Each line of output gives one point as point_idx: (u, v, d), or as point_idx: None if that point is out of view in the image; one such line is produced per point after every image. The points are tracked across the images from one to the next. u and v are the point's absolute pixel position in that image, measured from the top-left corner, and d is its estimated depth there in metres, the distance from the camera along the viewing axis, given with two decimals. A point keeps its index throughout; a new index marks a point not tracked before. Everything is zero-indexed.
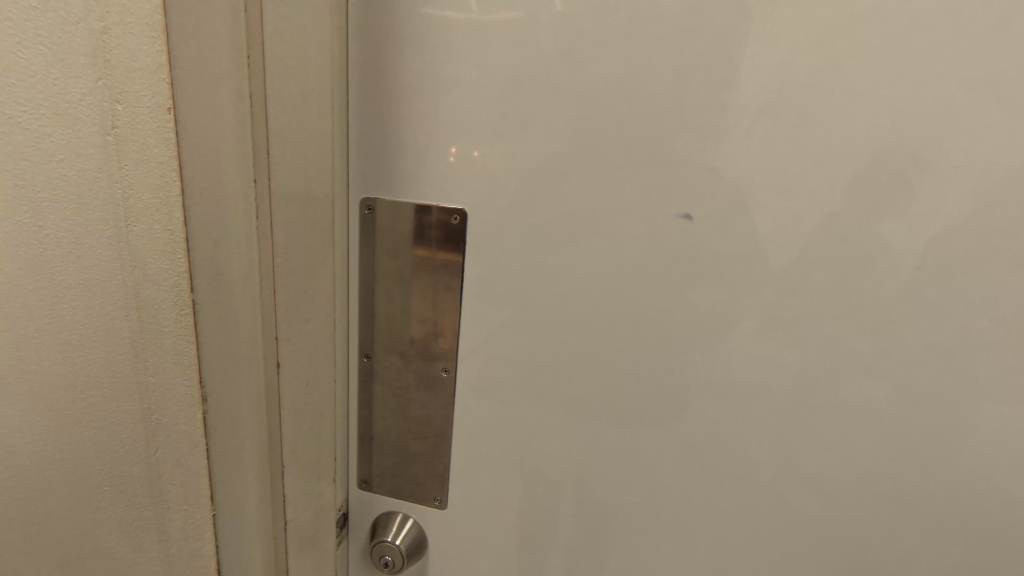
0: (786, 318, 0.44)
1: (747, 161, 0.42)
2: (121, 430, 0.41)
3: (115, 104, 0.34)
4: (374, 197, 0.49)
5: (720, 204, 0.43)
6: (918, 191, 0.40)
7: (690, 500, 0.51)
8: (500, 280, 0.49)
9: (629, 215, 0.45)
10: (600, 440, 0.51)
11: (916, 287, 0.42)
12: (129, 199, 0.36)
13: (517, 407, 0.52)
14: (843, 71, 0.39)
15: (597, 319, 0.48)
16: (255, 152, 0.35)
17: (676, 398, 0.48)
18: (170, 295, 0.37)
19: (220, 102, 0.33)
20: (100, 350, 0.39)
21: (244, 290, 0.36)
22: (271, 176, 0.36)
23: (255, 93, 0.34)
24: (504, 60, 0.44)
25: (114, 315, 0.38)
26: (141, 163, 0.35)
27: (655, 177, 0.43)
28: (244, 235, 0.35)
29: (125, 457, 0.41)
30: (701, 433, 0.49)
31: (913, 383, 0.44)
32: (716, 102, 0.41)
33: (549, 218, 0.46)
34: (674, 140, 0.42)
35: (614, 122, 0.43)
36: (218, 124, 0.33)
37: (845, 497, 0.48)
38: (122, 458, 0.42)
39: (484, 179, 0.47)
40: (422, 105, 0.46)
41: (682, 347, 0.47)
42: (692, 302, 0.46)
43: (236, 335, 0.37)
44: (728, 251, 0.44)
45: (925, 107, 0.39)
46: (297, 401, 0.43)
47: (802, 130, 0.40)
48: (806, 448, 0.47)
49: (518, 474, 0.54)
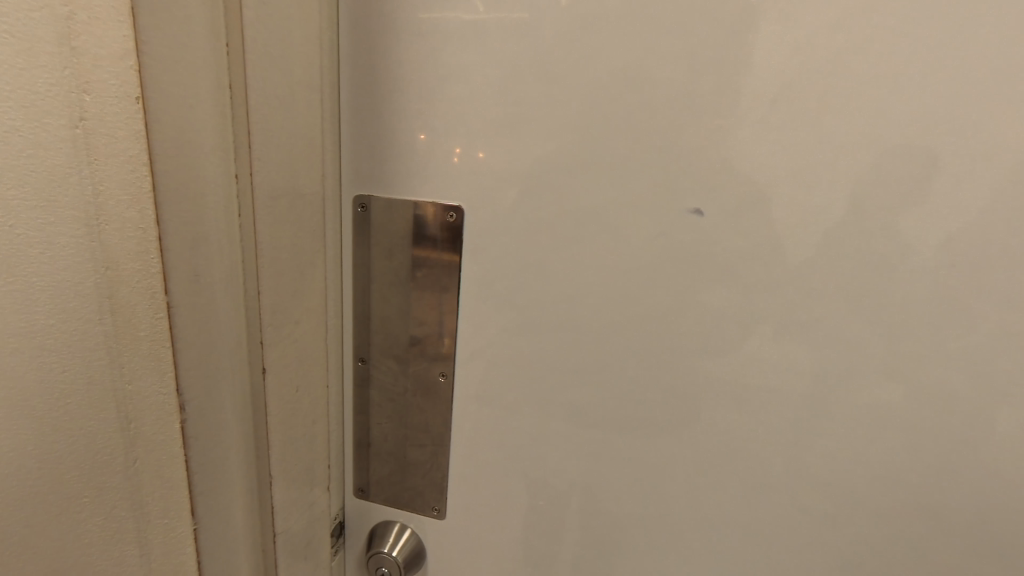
0: (804, 319, 0.41)
1: (760, 151, 0.39)
2: (98, 439, 0.39)
3: (83, 95, 0.32)
4: (368, 195, 0.47)
5: (732, 199, 0.40)
6: (948, 182, 0.37)
7: (700, 509, 0.48)
8: (498, 279, 0.47)
9: (634, 212, 0.42)
10: (605, 451, 0.49)
11: (945, 286, 0.39)
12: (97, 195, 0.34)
13: (518, 414, 0.50)
14: (867, 52, 0.36)
15: (601, 321, 0.45)
16: (237, 145, 0.33)
17: (686, 405, 0.46)
18: (147, 297, 0.35)
19: (197, 90, 0.31)
20: (73, 355, 0.37)
21: (226, 291, 0.35)
22: (254, 172, 0.34)
23: (237, 82, 0.33)
24: (500, 48, 0.41)
25: (93, 317, 0.37)
26: (113, 158, 0.33)
27: (663, 170, 0.41)
28: (225, 234, 0.34)
29: (110, 464, 0.40)
30: (711, 441, 0.46)
31: (941, 390, 0.41)
32: (727, 89, 0.38)
33: (550, 216, 0.44)
34: (683, 131, 0.40)
35: (617, 114, 0.41)
36: (195, 114, 0.31)
37: (868, 510, 0.45)
38: (101, 467, 0.40)
39: (481, 173, 0.45)
40: (416, 99, 0.44)
41: (692, 350, 0.44)
42: (704, 303, 0.43)
43: (216, 340, 0.35)
44: (741, 248, 0.41)
45: (959, 90, 0.35)
46: (285, 405, 0.41)
47: (822, 117, 0.38)
48: (825, 456, 0.44)
49: (520, 483, 0.52)
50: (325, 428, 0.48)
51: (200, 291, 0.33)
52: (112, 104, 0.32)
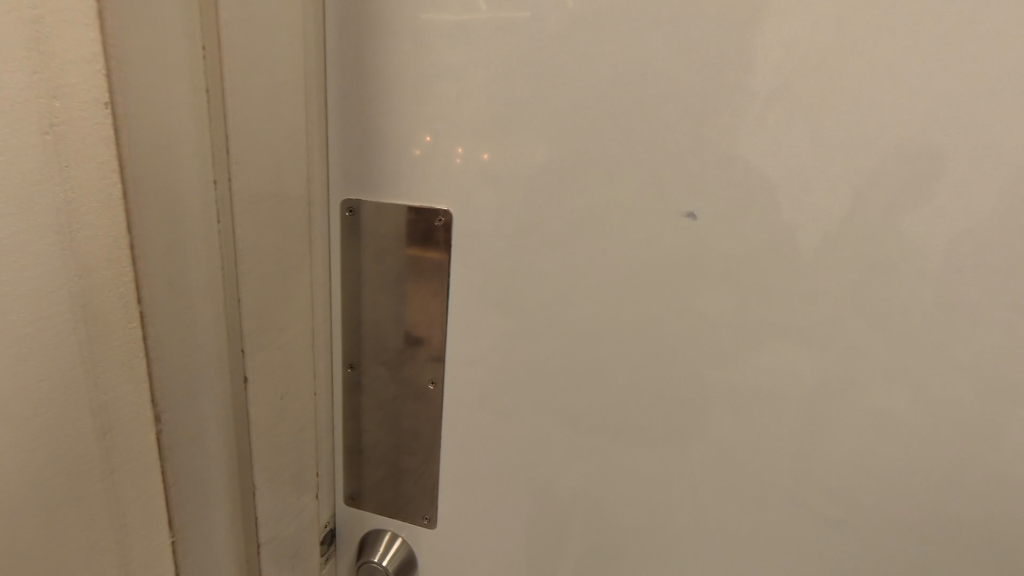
0: (802, 325, 0.40)
1: (756, 152, 0.38)
2: (74, 472, 0.35)
3: (54, 99, 0.31)
4: (356, 199, 0.46)
5: (726, 202, 0.39)
6: (953, 184, 0.36)
7: (696, 520, 0.47)
8: (487, 285, 0.46)
9: (626, 215, 0.41)
10: (600, 459, 0.48)
11: (950, 291, 0.37)
12: (70, 201, 0.33)
13: (509, 421, 0.49)
14: (867, 48, 0.35)
15: (592, 327, 0.44)
16: (214, 151, 0.33)
17: (681, 413, 0.44)
18: (120, 303, 0.35)
19: (171, 95, 0.31)
20: (43, 380, 0.33)
21: (205, 298, 0.35)
22: (231, 178, 0.34)
23: (213, 87, 0.32)
24: (488, 48, 0.41)
25: (68, 334, 0.34)
26: (86, 161, 0.33)
27: (656, 171, 0.40)
28: (204, 240, 0.34)
29: (59, 510, 0.35)
30: (707, 450, 0.45)
31: (947, 399, 0.39)
32: (721, 87, 0.37)
33: (540, 220, 0.43)
34: (676, 132, 0.39)
35: (609, 114, 0.40)
36: (171, 121, 0.31)
37: (875, 522, 0.43)
38: (78, 503, 0.36)
39: (469, 177, 0.44)
40: (404, 100, 0.43)
41: (686, 357, 0.43)
42: (698, 309, 0.42)
43: (194, 348, 0.35)
44: (737, 253, 0.40)
45: (964, 88, 0.34)
46: (271, 413, 0.41)
47: (820, 117, 0.36)
48: (826, 467, 0.43)
49: (512, 492, 0.51)
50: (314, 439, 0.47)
51: (177, 299, 0.33)
52: (86, 109, 0.32)
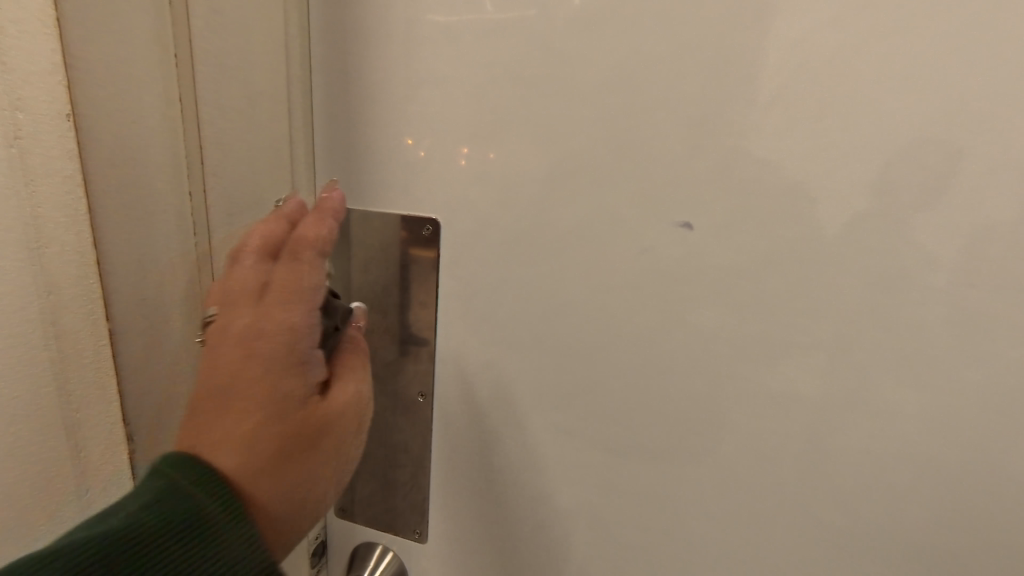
0: (803, 340, 0.38)
1: (753, 160, 0.36)
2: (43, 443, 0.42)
3: (17, 120, 0.37)
4: (344, 208, 0.45)
5: (723, 212, 0.37)
6: (967, 193, 0.33)
7: (693, 541, 0.45)
8: (476, 295, 0.45)
9: (618, 226, 0.40)
10: (592, 475, 0.46)
11: (963, 306, 0.35)
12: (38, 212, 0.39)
13: (500, 435, 0.48)
14: (873, 49, 0.33)
15: (584, 340, 0.43)
16: (190, 163, 0.39)
17: (676, 430, 0.43)
18: (84, 300, 0.41)
19: (145, 113, 0.37)
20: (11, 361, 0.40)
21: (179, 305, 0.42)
22: (206, 188, 0.40)
23: (185, 107, 0.38)
24: (475, 52, 0.39)
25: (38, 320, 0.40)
26: (50, 177, 0.38)
27: (650, 180, 0.38)
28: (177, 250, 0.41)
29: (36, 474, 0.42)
30: (704, 468, 0.43)
31: (960, 419, 0.37)
32: (717, 91, 0.36)
33: (530, 230, 0.42)
34: (669, 138, 0.37)
35: (601, 119, 0.38)
36: (139, 138, 0.38)
37: (884, 546, 0.41)
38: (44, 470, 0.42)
39: (457, 185, 0.42)
40: (389, 105, 0.42)
41: (681, 372, 0.41)
42: (693, 323, 0.40)
43: (168, 350, 0.42)
44: (734, 265, 0.38)
45: (978, 90, 0.32)
46: None
47: (822, 122, 0.34)
48: (829, 489, 0.41)
49: (504, 507, 0.50)
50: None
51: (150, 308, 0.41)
52: (49, 126, 0.38)
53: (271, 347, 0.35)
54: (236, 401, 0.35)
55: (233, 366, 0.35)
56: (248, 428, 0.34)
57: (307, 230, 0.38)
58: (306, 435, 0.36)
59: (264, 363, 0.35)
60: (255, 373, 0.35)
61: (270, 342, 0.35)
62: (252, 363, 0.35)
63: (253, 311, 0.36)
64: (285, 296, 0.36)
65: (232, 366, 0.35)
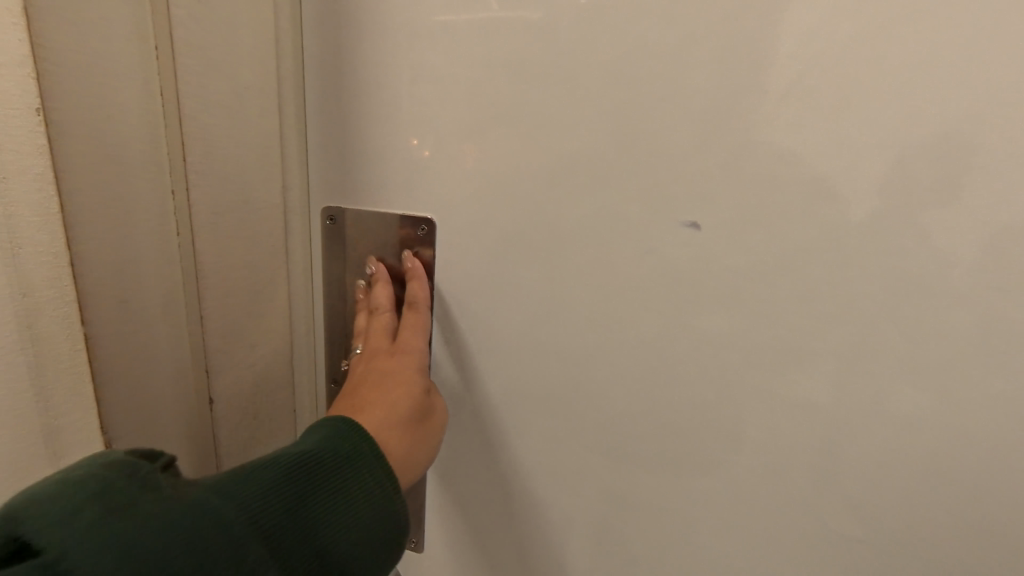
0: (816, 347, 0.36)
1: (764, 157, 0.34)
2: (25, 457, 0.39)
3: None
4: (337, 206, 0.43)
5: (730, 211, 0.35)
6: (997, 191, 0.31)
7: (698, 556, 0.43)
8: (472, 298, 0.43)
9: (620, 226, 0.38)
10: (594, 486, 0.44)
11: (990, 313, 0.33)
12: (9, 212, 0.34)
13: (497, 442, 0.46)
14: (895, 38, 0.30)
15: (584, 345, 0.41)
16: (170, 161, 0.37)
17: (680, 439, 0.41)
18: (56, 306, 0.37)
19: (122, 103, 0.35)
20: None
21: (160, 303, 0.40)
22: (189, 186, 0.38)
23: (167, 105, 0.37)
24: (471, 46, 0.38)
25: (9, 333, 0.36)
26: (20, 174, 0.34)
27: (654, 178, 0.36)
28: (158, 247, 0.39)
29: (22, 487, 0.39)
30: (709, 480, 0.41)
31: (987, 434, 0.35)
32: (726, 84, 0.34)
33: (528, 231, 0.40)
34: (675, 134, 0.35)
35: (602, 114, 0.36)
36: (116, 128, 0.35)
37: (906, 568, 0.38)
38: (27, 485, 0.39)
39: (452, 185, 0.41)
40: (383, 101, 0.40)
41: (687, 379, 0.39)
42: (699, 328, 0.38)
43: (150, 350, 0.40)
44: (742, 268, 0.36)
45: (1011, 81, 0.29)
46: (240, 416, 0.44)
47: (838, 116, 0.32)
48: (842, 505, 0.39)
49: (501, 516, 0.48)
50: (293, 438, 0.49)
51: (131, 308, 0.39)
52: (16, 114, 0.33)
53: (413, 364, 0.41)
54: (378, 398, 0.38)
55: (376, 376, 0.40)
56: (389, 415, 0.37)
57: (415, 292, 0.43)
58: (434, 435, 0.41)
59: (404, 375, 0.40)
60: (397, 379, 0.40)
61: (411, 364, 0.41)
62: (397, 373, 0.40)
63: (388, 350, 0.42)
64: (416, 335, 0.42)
65: (378, 374, 0.40)
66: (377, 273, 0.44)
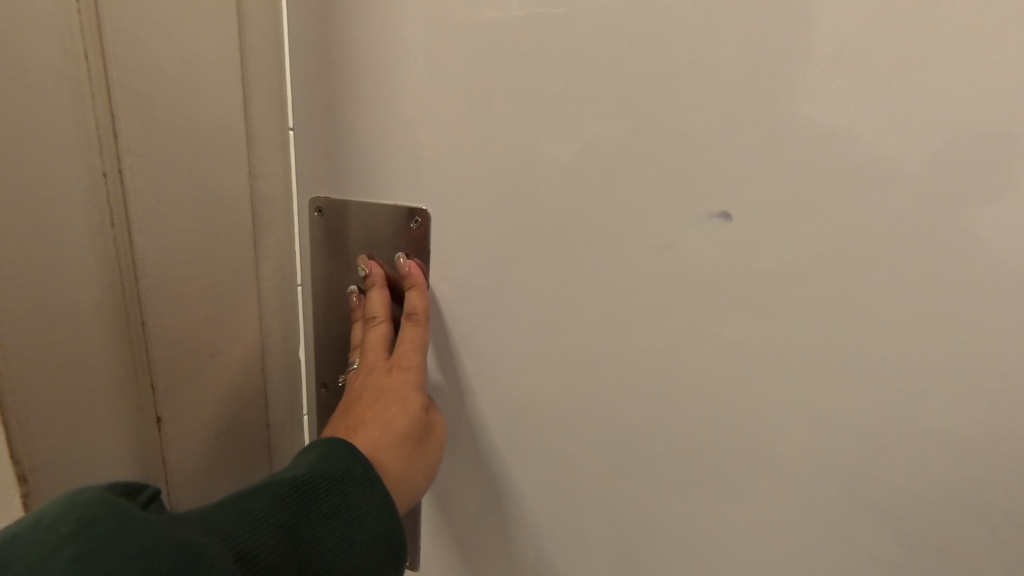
0: (887, 372, 0.27)
1: (821, 127, 0.26)
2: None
3: None
4: (325, 198, 0.41)
5: (775, 196, 0.28)
6: None
7: None
8: (467, 300, 0.38)
9: (634, 217, 0.31)
10: (602, 521, 0.38)
11: None
12: None
13: (496, 462, 0.41)
14: None
15: (590, 356, 0.35)
16: (99, 138, 0.30)
17: (704, 477, 0.33)
18: None
19: (37, 66, 0.27)
20: None
21: (91, 322, 0.31)
22: (124, 169, 0.31)
23: (93, 68, 0.29)
24: (463, 15, 0.33)
25: None
26: None
27: (675, 159, 0.29)
28: (89, 248, 0.30)
29: None
30: (741, 530, 0.33)
31: None
32: (770, 38, 0.26)
33: (528, 223, 0.34)
34: (700, 105, 0.28)
35: (615, 84, 0.30)
36: (23, 96, 0.26)
37: None
38: None
39: (443, 172, 0.36)
40: (374, 84, 0.37)
41: (713, 404, 0.32)
42: (730, 341, 0.30)
43: (77, 385, 0.31)
44: (785, 267, 0.28)
45: None
46: (195, 437, 0.38)
47: (916, 68, 0.24)
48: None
49: (500, 544, 0.43)
50: (266, 446, 0.45)
51: (55, 332, 0.29)
52: None
53: (411, 383, 0.36)
54: (370, 423, 0.34)
55: (371, 396, 0.35)
56: (380, 442, 0.33)
57: (413, 303, 0.38)
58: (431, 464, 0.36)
59: (399, 396, 0.35)
60: (392, 400, 0.35)
61: (408, 384, 0.36)
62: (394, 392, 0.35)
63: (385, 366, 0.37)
64: (415, 352, 0.37)
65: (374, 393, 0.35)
66: (371, 276, 0.39)
